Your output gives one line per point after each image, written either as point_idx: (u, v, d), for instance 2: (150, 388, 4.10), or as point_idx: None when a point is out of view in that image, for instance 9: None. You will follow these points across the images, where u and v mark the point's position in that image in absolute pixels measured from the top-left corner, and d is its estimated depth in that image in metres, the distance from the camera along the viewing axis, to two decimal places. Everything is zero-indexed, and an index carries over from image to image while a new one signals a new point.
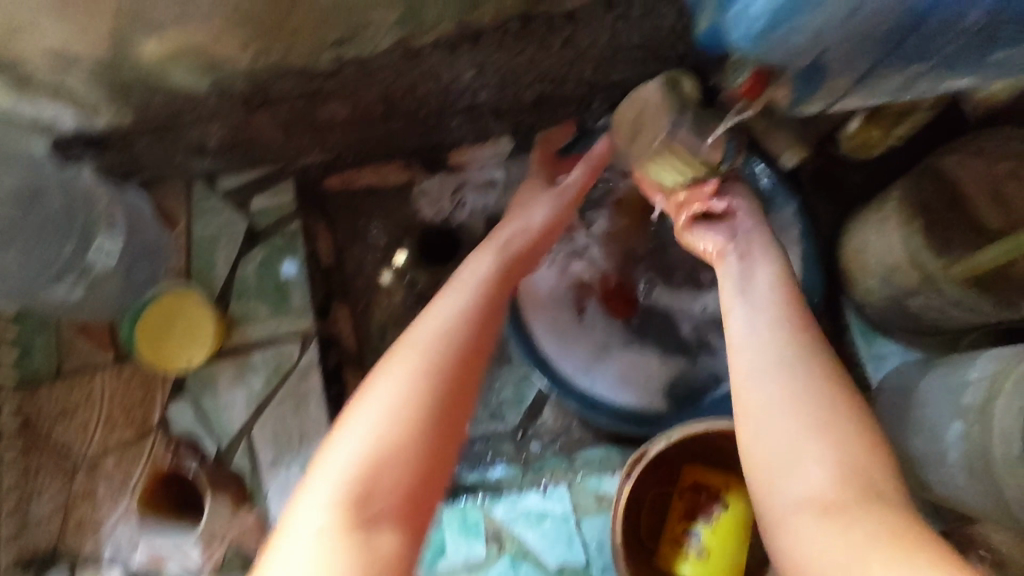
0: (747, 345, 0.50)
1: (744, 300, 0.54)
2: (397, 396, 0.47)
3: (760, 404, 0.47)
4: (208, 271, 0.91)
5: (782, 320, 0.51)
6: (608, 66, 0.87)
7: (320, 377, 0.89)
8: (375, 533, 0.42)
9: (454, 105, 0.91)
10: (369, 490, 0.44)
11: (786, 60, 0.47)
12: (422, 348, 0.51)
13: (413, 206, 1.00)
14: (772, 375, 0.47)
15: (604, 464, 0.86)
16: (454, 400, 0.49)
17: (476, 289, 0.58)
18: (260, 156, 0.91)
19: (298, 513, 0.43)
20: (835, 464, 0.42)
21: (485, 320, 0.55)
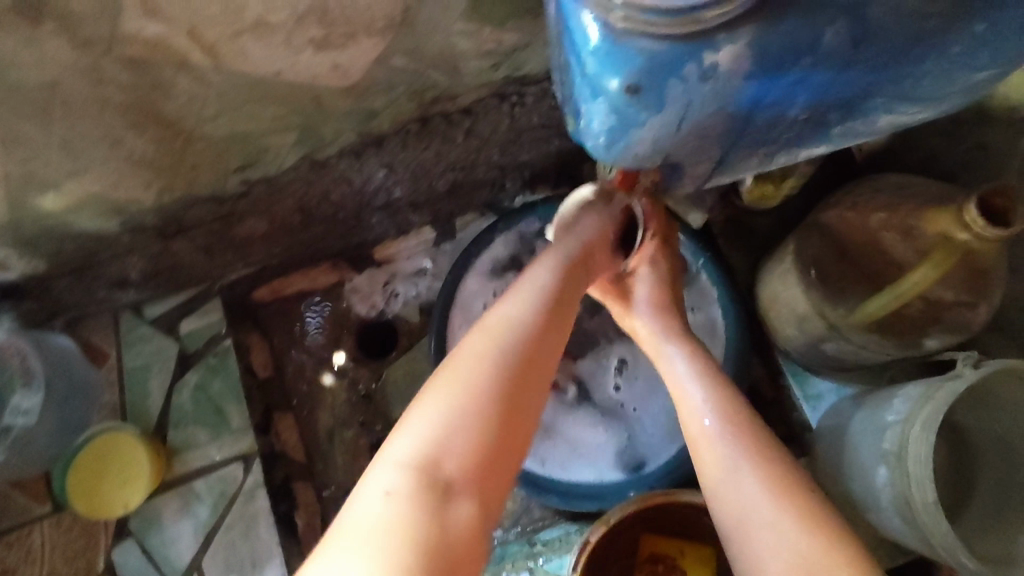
0: (701, 432, 0.54)
1: (682, 378, 0.58)
2: (472, 383, 0.47)
3: (726, 481, 0.51)
4: (142, 402, 0.90)
5: (723, 403, 0.55)
6: (514, 148, 0.90)
7: (267, 496, 0.87)
8: (450, 504, 0.42)
9: (371, 204, 0.92)
10: (439, 461, 0.43)
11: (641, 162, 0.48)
12: (475, 365, 0.48)
13: (346, 304, 1.00)
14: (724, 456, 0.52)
15: (564, 544, 0.82)
16: (522, 394, 0.48)
17: (534, 301, 0.53)
18: (184, 281, 0.92)
19: (372, 471, 0.43)
20: (782, 540, 0.46)
21: (539, 344, 0.51)
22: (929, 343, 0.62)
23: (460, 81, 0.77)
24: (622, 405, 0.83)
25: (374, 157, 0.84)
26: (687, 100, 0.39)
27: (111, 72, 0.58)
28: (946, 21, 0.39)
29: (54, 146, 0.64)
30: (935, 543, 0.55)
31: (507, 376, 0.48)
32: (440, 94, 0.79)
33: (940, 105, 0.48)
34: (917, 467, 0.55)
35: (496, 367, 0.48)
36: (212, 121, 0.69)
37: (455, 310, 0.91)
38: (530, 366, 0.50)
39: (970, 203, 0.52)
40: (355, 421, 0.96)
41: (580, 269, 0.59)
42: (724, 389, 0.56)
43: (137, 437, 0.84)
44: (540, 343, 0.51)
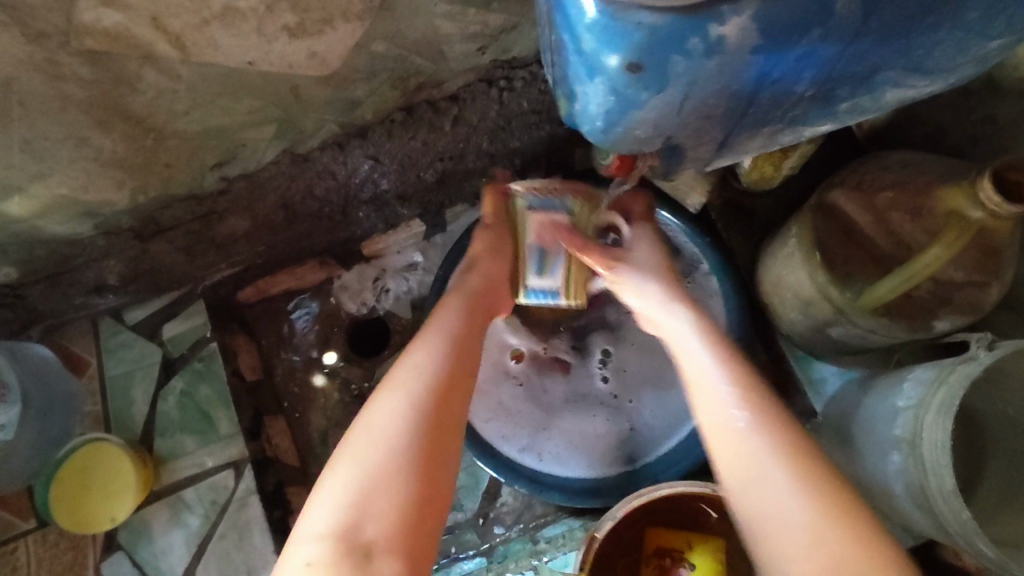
0: (719, 430, 0.49)
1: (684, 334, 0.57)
2: (378, 441, 0.47)
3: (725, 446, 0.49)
4: (126, 411, 0.87)
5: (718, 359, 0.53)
6: (504, 135, 0.87)
7: (260, 503, 0.85)
8: (371, 566, 0.43)
9: (358, 197, 0.89)
10: (359, 525, 0.44)
11: (635, 146, 0.44)
12: (380, 424, 0.48)
13: (336, 302, 0.97)
14: (743, 448, 0.48)
15: (569, 541, 0.80)
16: (435, 440, 0.49)
17: (441, 343, 0.55)
18: (165, 284, 0.88)
19: (293, 545, 0.45)
20: (799, 510, 0.44)
21: (455, 383, 0.52)
22: (939, 326, 0.60)
23: (445, 67, 0.74)
24: (617, 398, 0.80)
25: (358, 149, 0.81)
26: (690, 78, 0.36)
27: (70, 66, 0.54)
28: None
29: (16, 148, 0.60)
30: (951, 531, 0.53)
31: (416, 422, 0.49)
32: (424, 81, 0.76)
33: (951, 78, 0.46)
34: (933, 455, 0.54)
35: (411, 418, 0.49)
36: (185, 116, 0.65)
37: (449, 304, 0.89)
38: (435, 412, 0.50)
39: (985, 177, 0.50)
40: (349, 421, 0.94)
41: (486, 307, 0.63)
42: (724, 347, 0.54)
43: (121, 449, 0.81)
44: (454, 384, 0.52)
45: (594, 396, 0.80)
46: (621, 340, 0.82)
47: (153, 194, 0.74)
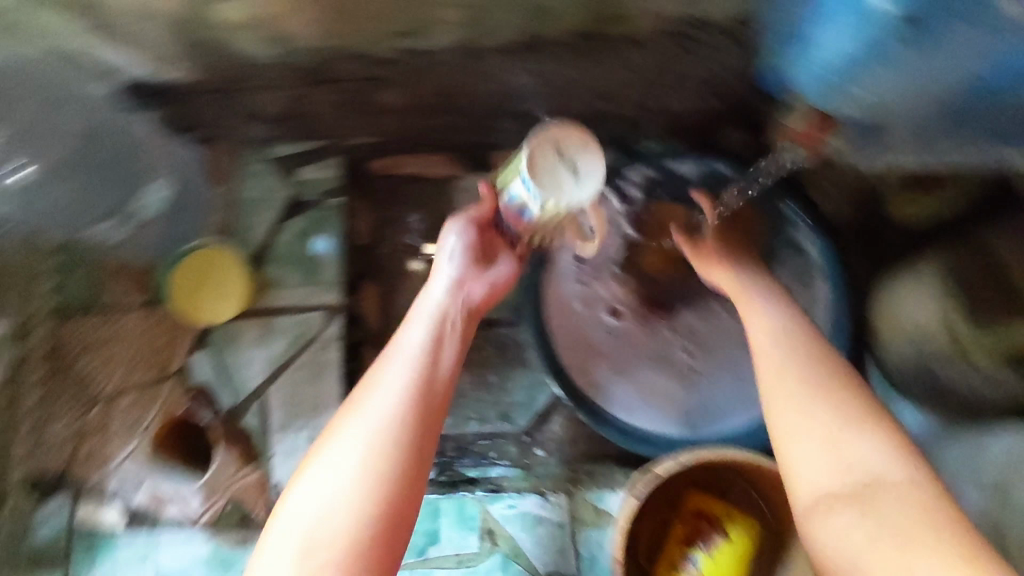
0: (783, 412, 0.60)
1: (773, 334, 0.66)
2: (336, 466, 0.53)
3: (792, 426, 0.59)
4: (246, 232, 0.94)
5: (793, 364, 0.63)
6: (666, 92, 0.88)
7: (340, 349, 0.91)
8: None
9: (509, 108, 0.92)
10: (313, 548, 0.50)
11: (856, 106, 0.50)
12: (342, 450, 0.54)
13: (452, 200, 1.01)
14: (796, 418, 0.59)
15: (607, 480, 0.84)
16: (402, 463, 0.54)
17: (406, 376, 0.60)
18: (310, 131, 0.92)
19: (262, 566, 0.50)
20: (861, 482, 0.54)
21: (418, 414, 0.57)
22: None
23: (644, 5, 0.74)
24: (696, 372, 0.82)
25: (529, 63, 0.83)
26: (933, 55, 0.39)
27: None
28: None
29: None
30: None
31: (377, 450, 0.54)
32: (619, 14, 0.75)
33: None
34: None
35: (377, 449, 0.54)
36: None
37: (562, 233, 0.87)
38: (402, 442, 0.55)
39: None
40: None
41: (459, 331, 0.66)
42: (794, 327, 0.66)
43: (238, 257, 0.89)
44: (422, 417, 0.57)
45: (675, 364, 0.82)
46: (717, 319, 0.83)
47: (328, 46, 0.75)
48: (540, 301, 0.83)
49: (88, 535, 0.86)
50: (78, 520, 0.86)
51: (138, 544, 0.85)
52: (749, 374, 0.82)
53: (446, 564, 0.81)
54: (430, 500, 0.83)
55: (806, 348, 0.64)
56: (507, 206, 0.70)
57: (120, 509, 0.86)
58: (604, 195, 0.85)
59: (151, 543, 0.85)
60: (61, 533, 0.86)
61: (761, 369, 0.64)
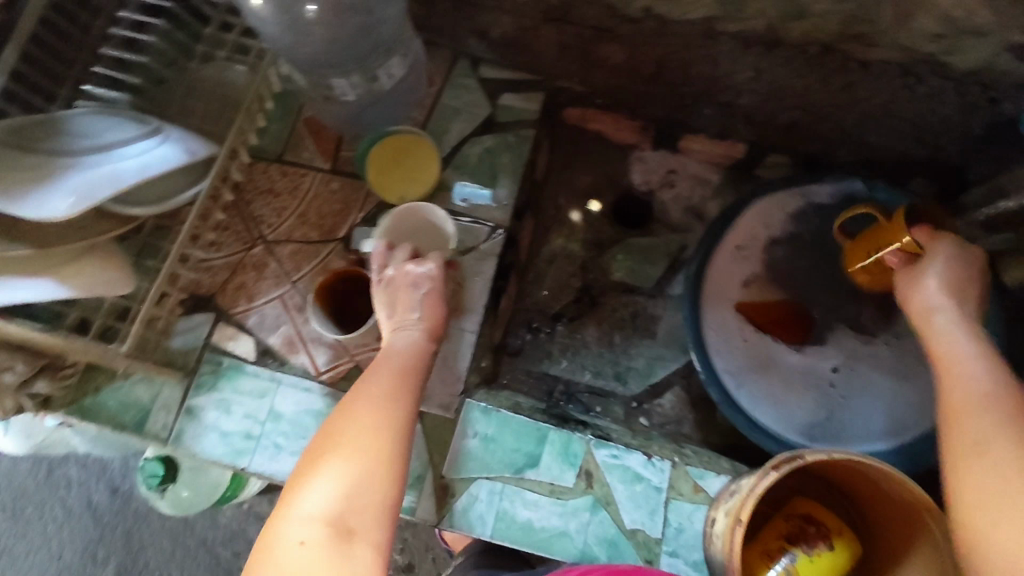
0: (971, 429, 0.53)
1: (965, 353, 0.59)
2: (364, 435, 0.56)
3: (978, 450, 0.52)
4: (439, 134, 0.98)
5: (993, 383, 0.56)
6: (870, 125, 0.93)
7: (494, 266, 0.91)
8: (354, 544, 0.50)
9: (715, 96, 0.96)
10: (345, 513, 0.51)
11: None
12: (362, 423, 0.58)
13: (627, 165, 1.05)
14: (982, 439, 0.52)
15: (713, 464, 0.84)
16: (408, 435, 0.59)
17: (395, 385, 0.63)
18: (528, 63, 1.00)
19: (279, 546, 0.50)
20: None
21: (408, 409, 0.61)
22: None
23: (895, 32, 0.79)
24: (832, 388, 0.84)
25: (754, 58, 0.88)
26: None
27: None
28: None
29: None
30: None
31: (391, 424, 0.58)
32: (865, 33, 0.80)
33: None
34: None
35: (371, 433, 0.57)
36: None
37: (741, 221, 0.90)
38: (407, 421, 0.60)
39: None
40: (578, 260, 1.01)
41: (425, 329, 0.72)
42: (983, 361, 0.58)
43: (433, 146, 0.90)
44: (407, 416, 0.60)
45: (813, 373, 0.85)
46: (863, 343, 0.86)
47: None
48: (702, 276, 0.88)
49: (219, 356, 0.90)
50: (214, 340, 0.90)
51: (262, 378, 0.89)
52: (883, 402, 0.83)
53: (538, 489, 0.80)
54: (541, 425, 0.84)
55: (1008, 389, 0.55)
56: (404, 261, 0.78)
57: (253, 343, 0.90)
58: (785, 202, 0.90)
59: (273, 382, 0.88)
60: (195, 347, 0.90)
61: (946, 396, 0.57)
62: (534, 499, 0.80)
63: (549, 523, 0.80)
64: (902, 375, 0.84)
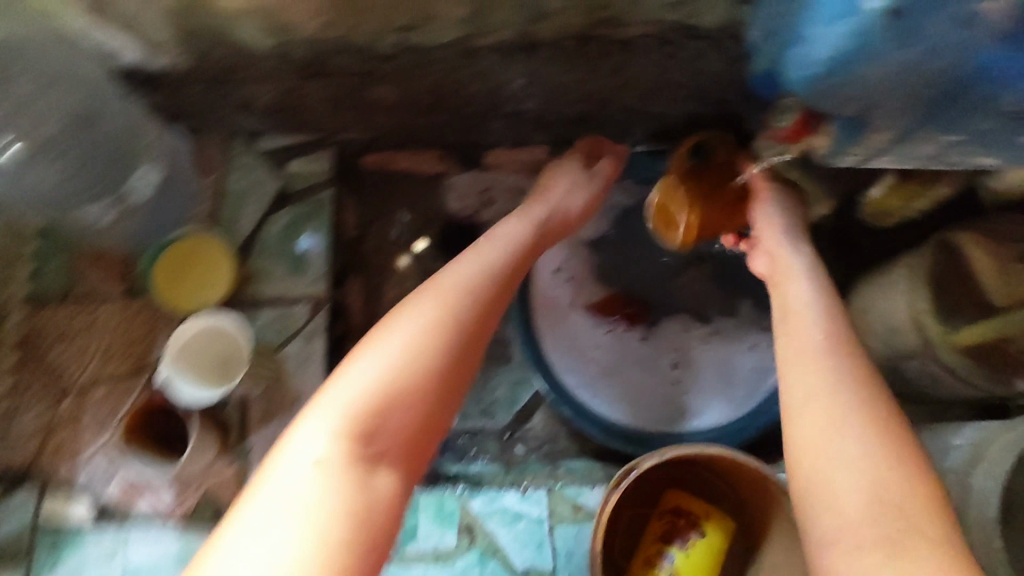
0: (800, 384, 0.56)
1: (807, 304, 0.62)
2: (412, 342, 0.55)
3: (808, 402, 0.55)
4: (232, 223, 0.92)
5: (827, 338, 0.58)
6: (651, 98, 0.93)
7: (325, 343, 0.89)
8: (375, 473, 0.50)
9: (499, 110, 0.94)
10: (368, 434, 0.50)
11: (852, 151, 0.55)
12: (422, 322, 0.57)
13: (441, 196, 1.02)
14: (816, 392, 0.55)
15: (587, 477, 0.84)
16: (454, 370, 0.56)
17: (433, 343, 0.56)
18: (305, 125, 0.92)
19: (302, 435, 0.50)
20: (872, 488, 0.49)
21: (446, 359, 0.56)
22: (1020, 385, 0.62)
23: (635, 9, 0.77)
24: (677, 371, 0.85)
25: (521, 62, 0.85)
26: (925, 52, 0.40)
27: None
28: None
29: None
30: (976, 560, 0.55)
31: (432, 364, 0.55)
32: (608, 18, 0.79)
33: None
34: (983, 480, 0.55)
35: (412, 372, 0.54)
36: None
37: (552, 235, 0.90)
38: (449, 361, 0.56)
39: None
40: None
41: (506, 279, 0.65)
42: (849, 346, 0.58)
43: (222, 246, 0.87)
44: (448, 367, 0.56)
45: (654, 368, 0.85)
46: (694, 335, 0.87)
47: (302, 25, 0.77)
48: (530, 296, 0.86)
49: (54, 530, 0.82)
50: (44, 516, 0.82)
51: (107, 540, 0.81)
52: (718, 385, 0.85)
53: (422, 560, 0.78)
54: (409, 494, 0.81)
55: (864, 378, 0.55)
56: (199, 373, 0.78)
57: (88, 502, 0.82)
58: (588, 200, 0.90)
59: (120, 540, 0.81)
60: (24, 529, 0.82)
61: (791, 371, 0.58)
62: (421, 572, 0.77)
63: None
64: (732, 354, 0.86)
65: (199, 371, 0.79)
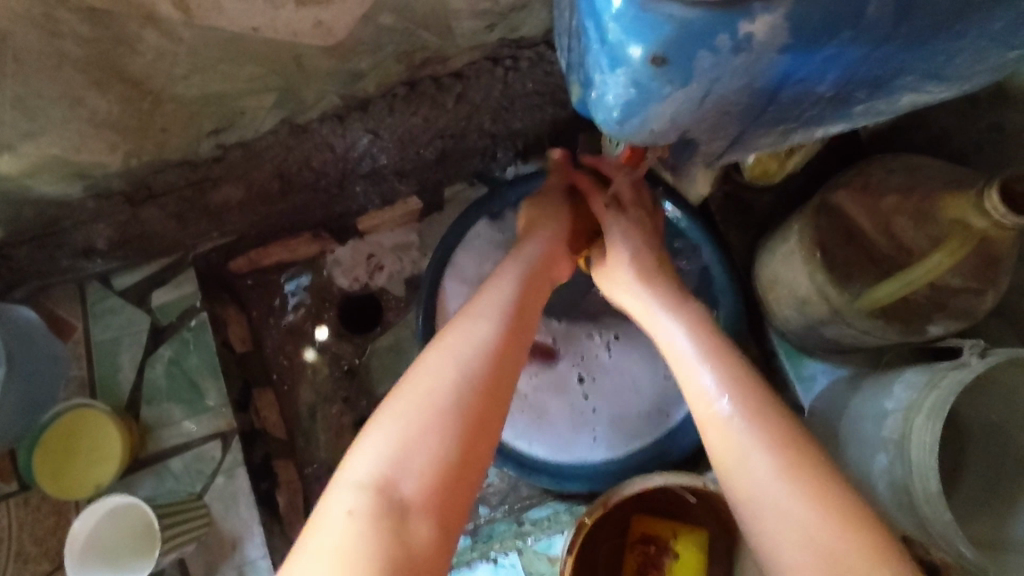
0: (708, 422, 0.54)
1: (679, 342, 0.60)
2: (436, 383, 0.50)
3: (728, 453, 0.52)
4: (112, 378, 0.85)
5: (712, 367, 0.57)
6: (507, 117, 0.83)
7: (247, 474, 0.84)
8: (408, 523, 0.44)
9: (356, 171, 0.85)
10: (395, 481, 0.46)
11: (698, 158, 0.51)
12: (438, 371, 0.51)
13: (328, 275, 0.97)
14: (727, 443, 0.52)
15: (555, 523, 0.81)
16: (486, 409, 0.51)
17: (480, 375, 0.52)
18: (155, 249, 0.85)
19: (333, 492, 0.46)
20: (802, 534, 0.46)
21: (489, 394, 0.51)
22: (933, 330, 0.61)
23: (452, 42, 0.71)
24: (603, 390, 0.82)
25: (358, 122, 0.77)
26: (715, 75, 0.37)
27: (68, 22, 0.51)
28: (933, 19, 0.37)
29: (7, 104, 0.57)
30: (933, 531, 0.54)
31: (465, 389, 0.51)
32: (430, 56, 0.72)
33: (968, 85, 0.45)
34: (918, 454, 0.54)
35: (444, 399, 0.50)
36: (184, 81, 0.62)
37: (446, 291, 0.89)
38: (481, 398, 0.51)
39: (992, 187, 0.50)
40: (339, 397, 0.94)
41: (525, 318, 0.59)
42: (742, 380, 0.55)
43: (94, 408, 0.81)
44: (482, 409, 0.50)
45: (567, 393, 0.82)
46: (606, 355, 0.83)
47: (105, 162, 0.68)
48: None
49: None
50: None
51: None
52: (645, 399, 0.82)
53: None
54: None
55: (774, 415, 0.53)
56: (119, 560, 0.73)
57: None
58: (474, 250, 0.90)
59: None
60: None
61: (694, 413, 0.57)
62: None
63: None
64: (653, 366, 0.83)
65: (118, 557, 0.74)
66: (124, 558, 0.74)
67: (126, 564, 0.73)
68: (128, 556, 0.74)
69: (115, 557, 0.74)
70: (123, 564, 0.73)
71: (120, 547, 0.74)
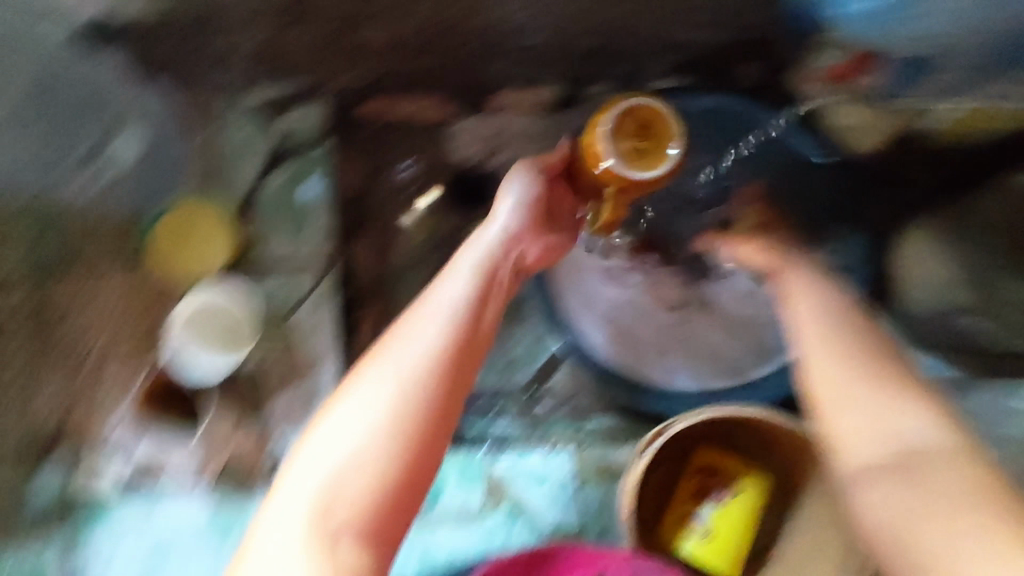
0: (816, 357, 0.59)
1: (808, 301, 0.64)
2: (373, 407, 0.50)
3: (838, 388, 0.56)
4: (226, 185, 0.91)
5: (826, 319, 0.61)
6: (679, 21, 0.77)
7: (334, 312, 0.90)
8: (338, 544, 0.47)
9: (505, 44, 0.81)
10: (333, 505, 0.47)
11: None
12: (374, 396, 0.51)
13: (444, 146, 0.96)
14: (841, 374, 0.57)
15: (612, 438, 0.86)
16: (425, 437, 0.50)
17: (419, 398, 0.51)
18: (287, 76, 0.84)
19: (275, 506, 0.48)
20: (913, 431, 0.52)
21: (418, 419, 0.51)
22: None
23: None
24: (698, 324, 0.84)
25: None
26: None
27: None
28: None
29: None
30: None
31: (401, 413, 0.50)
32: None
33: None
34: None
35: (386, 431, 0.49)
36: None
37: None
38: (421, 427, 0.50)
39: None
40: (430, 262, 0.94)
41: (477, 336, 0.56)
42: (863, 341, 0.59)
43: (207, 210, 0.89)
44: (424, 438, 0.50)
45: (666, 316, 0.84)
46: (717, 284, 0.84)
47: None
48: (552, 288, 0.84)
49: (88, 496, 0.83)
50: (78, 480, 0.83)
51: (141, 501, 0.84)
52: (734, 343, 0.84)
53: (453, 521, 0.81)
54: None
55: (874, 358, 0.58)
56: (213, 351, 0.85)
57: (119, 467, 0.84)
58: None
59: (155, 497, 0.84)
60: (56, 498, 0.82)
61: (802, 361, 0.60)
62: (452, 531, 0.81)
63: (474, 546, 0.81)
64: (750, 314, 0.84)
65: (217, 346, 0.85)
66: (219, 346, 0.85)
67: (218, 355, 0.85)
68: (220, 348, 0.85)
69: (211, 346, 0.85)
70: (217, 353, 0.85)
71: (215, 339, 0.85)
